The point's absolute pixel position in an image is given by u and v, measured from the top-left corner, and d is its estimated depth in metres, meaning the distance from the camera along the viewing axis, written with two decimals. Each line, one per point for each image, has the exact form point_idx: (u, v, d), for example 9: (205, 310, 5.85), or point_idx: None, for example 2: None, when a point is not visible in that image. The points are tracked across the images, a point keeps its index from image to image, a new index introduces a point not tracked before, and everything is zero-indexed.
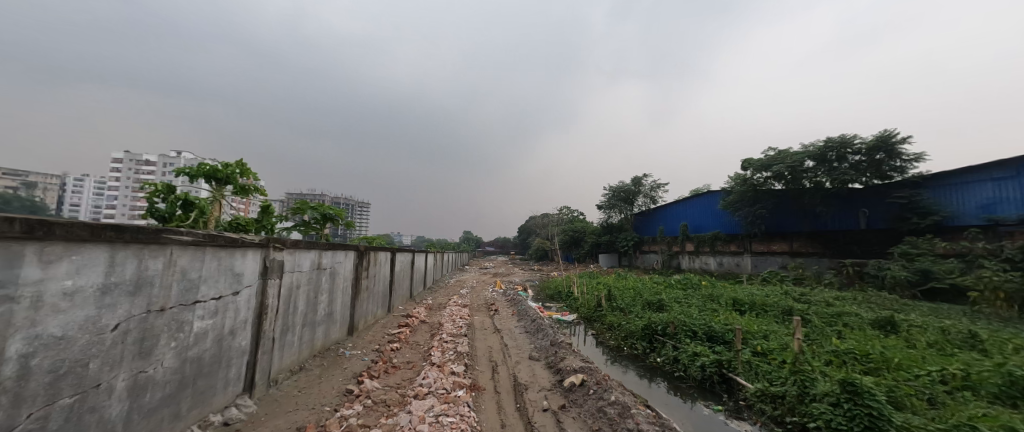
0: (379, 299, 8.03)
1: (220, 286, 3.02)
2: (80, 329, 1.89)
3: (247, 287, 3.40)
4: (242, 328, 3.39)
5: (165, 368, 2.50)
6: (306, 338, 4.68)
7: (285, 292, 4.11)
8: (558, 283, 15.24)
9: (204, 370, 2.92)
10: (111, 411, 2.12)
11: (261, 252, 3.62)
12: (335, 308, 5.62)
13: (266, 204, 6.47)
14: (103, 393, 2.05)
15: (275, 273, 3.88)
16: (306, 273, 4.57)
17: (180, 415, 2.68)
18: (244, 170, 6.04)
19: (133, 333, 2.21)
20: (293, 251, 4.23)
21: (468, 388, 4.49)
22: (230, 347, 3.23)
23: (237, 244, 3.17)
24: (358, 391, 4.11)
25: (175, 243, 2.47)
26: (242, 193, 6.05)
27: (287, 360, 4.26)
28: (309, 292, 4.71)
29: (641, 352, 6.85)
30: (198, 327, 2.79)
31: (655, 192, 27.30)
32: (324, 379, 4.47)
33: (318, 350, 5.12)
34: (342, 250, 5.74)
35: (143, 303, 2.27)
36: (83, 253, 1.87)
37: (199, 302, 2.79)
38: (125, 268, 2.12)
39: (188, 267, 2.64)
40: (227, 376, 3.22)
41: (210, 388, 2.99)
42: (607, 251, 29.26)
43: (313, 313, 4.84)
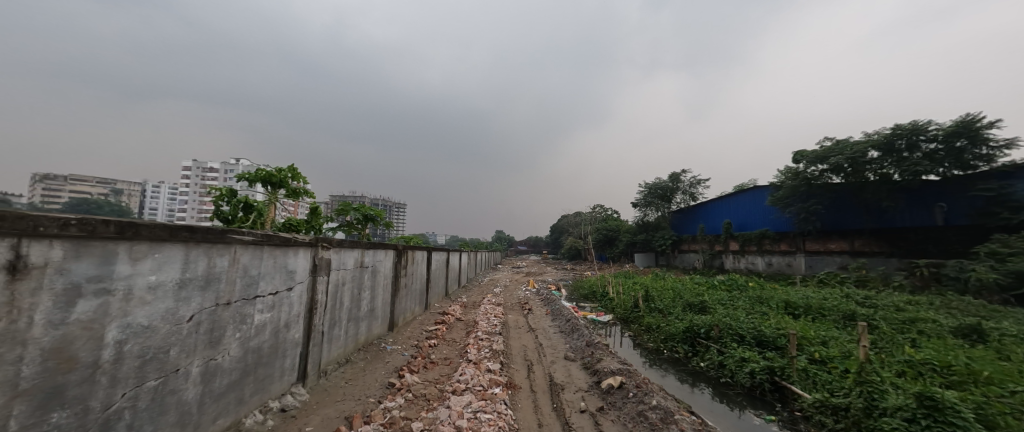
0: (417, 296, 8.32)
1: (276, 282, 3.25)
2: (161, 320, 2.10)
3: (299, 283, 3.64)
4: (296, 321, 3.64)
5: (230, 357, 2.73)
6: (351, 332, 4.94)
7: (332, 289, 4.35)
8: (592, 283, 14.98)
9: (264, 360, 3.16)
10: (187, 394, 2.35)
11: (311, 251, 3.86)
12: (377, 304, 5.89)
13: (314, 205, 6.90)
14: (181, 378, 2.28)
15: (324, 270, 4.12)
16: (350, 271, 4.82)
17: (243, 400, 2.93)
18: (295, 174, 6.47)
19: (203, 324, 2.44)
20: (339, 250, 4.47)
21: (504, 386, 4.52)
22: (285, 339, 3.47)
23: (290, 243, 3.40)
24: (400, 385, 4.27)
25: (238, 242, 2.70)
26: (294, 196, 6.49)
27: (335, 353, 4.51)
28: (353, 289, 4.96)
29: (683, 355, 6.56)
30: (258, 319, 3.04)
31: (695, 188, 26.04)
32: (368, 371, 4.70)
33: (362, 344, 5.39)
34: (383, 250, 6.00)
35: (212, 297, 2.50)
36: (164, 251, 2.08)
37: (258, 297, 3.02)
38: (196, 265, 2.33)
39: (249, 264, 2.87)
40: (283, 365, 3.47)
41: (269, 377, 3.24)
42: (644, 250, 28.35)
43: (357, 308, 5.10)
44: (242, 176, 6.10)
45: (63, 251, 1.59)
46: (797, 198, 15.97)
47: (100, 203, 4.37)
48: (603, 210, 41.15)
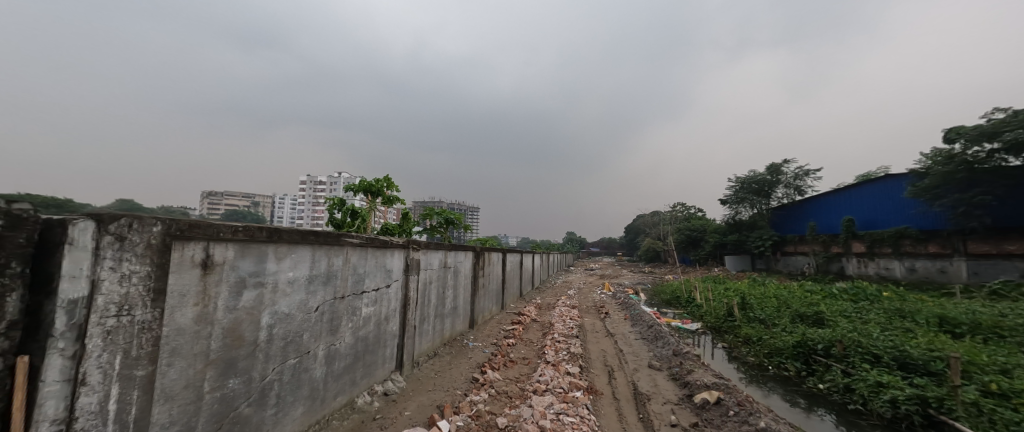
0: (494, 297, 8.64)
1: (378, 279, 3.67)
2: (296, 309, 2.52)
3: (395, 281, 4.05)
4: (394, 315, 4.06)
5: (345, 344, 3.16)
6: (438, 328, 5.33)
7: (421, 287, 4.74)
8: (675, 287, 13.88)
9: (370, 348, 3.59)
10: (316, 372, 2.78)
11: (403, 252, 4.26)
12: (459, 302, 6.27)
13: (405, 211, 7.61)
14: (311, 358, 2.71)
15: (414, 270, 4.53)
16: (436, 270, 5.22)
17: (355, 382, 3.36)
18: (389, 184, 7.19)
19: (325, 315, 2.85)
20: (426, 251, 4.87)
21: (585, 390, 4.45)
22: (386, 331, 3.90)
23: (387, 245, 3.80)
24: (483, 380, 4.48)
25: (349, 245, 3.12)
26: (388, 203, 7.20)
27: (425, 346, 4.91)
28: (438, 288, 5.34)
29: (794, 374, 5.69)
30: (365, 312, 3.46)
31: (802, 181, 22.53)
32: (453, 365, 5.01)
33: (447, 339, 5.77)
34: (463, 251, 6.36)
35: (331, 291, 2.92)
36: (297, 252, 2.51)
37: (365, 292, 3.44)
38: (319, 264, 2.75)
39: (357, 263, 3.29)
40: (384, 354, 3.89)
41: (374, 363, 3.67)
42: (736, 252, 25.39)
43: (442, 306, 5.48)
44: (349, 187, 6.98)
45: (235, 251, 2.00)
46: (952, 187, 12.73)
47: (246, 214, 5.40)
48: (687, 208, 37.86)
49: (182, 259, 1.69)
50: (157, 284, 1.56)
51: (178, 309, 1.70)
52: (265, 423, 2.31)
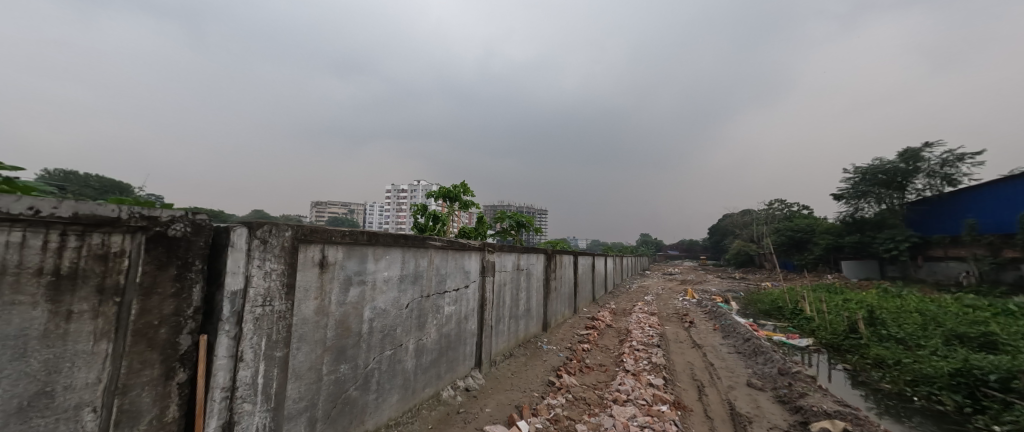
0: (567, 300, 8.51)
1: (458, 280, 3.88)
2: (391, 305, 2.79)
3: (473, 282, 4.24)
4: (472, 315, 4.24)
5: (431, 339, 3.39)
6: (512, 329, 5.43)
7: (496, 288, 4.89)
8: (776, 296, 12.17)
9: (452, 344, 3.80)
10: (407, 363, 3.03)
11: (480, 255, 4.43)
12: (532, 304, 6.31)
13: (479, 215, 7.91)
14: (403, 351, 2.96)
15: (490, 271, 4.68)
16: (509, 272, 5.33)
17: (440, 376, 3.58)
18: (465, 189, 7.54)
19: (414, 311, 3.10)
20: (500, 254, 5.00)
21: (671, 405, 4.14)
22: (465, 329, 4.09)
23: (465, 247, 3.99)
24: (559, 384, 4.44)
25: (432, 247, 3.35)
26: (464, 208, 7.53)
27: (501, 346, 5.03)
28: (512, 290, 5.45)
29: (953, 409, 4.56)
30: (447, 310, 3.68)
31: (952, 168, 18.21)
32: (528, 367, 5.06)
33: (522, 340, 5.84)
34: (534, 253, 6.39)
35: (419, 290, 3.17)
36: (391, 253, 2.77)
37: (447, 292, 3.67)
38: (408, 265, 3.01)
39: (440, 265, 3.51)
40: (465, 351, 4.09)
41: (455, 360, 3.87)
42: (856, 257, 21.41)
43: (516, 307, 5.57)
44: (430, 193, 7.48)
45: (343, 253, 2.28)
46: None
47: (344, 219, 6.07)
48: (786, 206, 33.12)
49: (305, 259, 1.99)
50: (288, 281, 1.85)
51: (303, 302, 2.00)
52: (368, 407, 2.59)
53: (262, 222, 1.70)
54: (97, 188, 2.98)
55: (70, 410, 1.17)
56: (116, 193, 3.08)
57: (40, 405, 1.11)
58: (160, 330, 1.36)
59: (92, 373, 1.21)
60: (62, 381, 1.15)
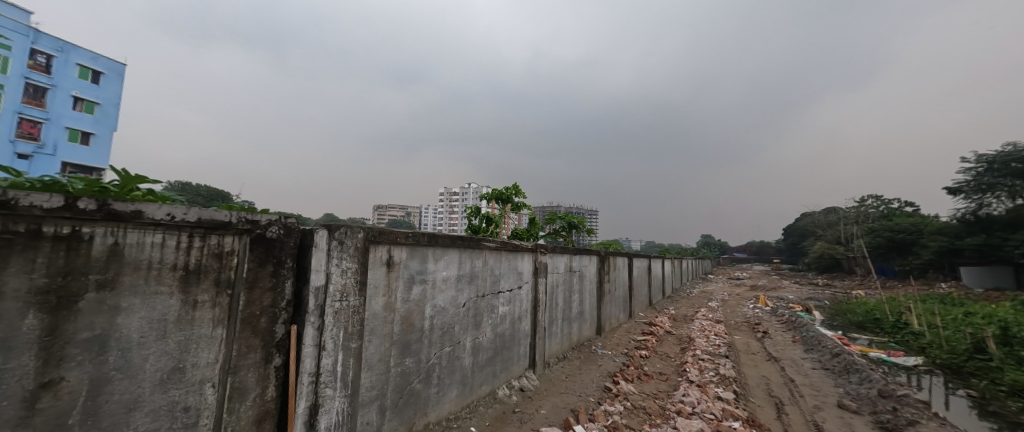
0: (621, 303, 8.21)
1: (511, 280, 3.92)
2: (449, 304, 2.90)
3: (526, 283, 4.26)
4: (525, 315, 4.27)
5: (487, 338, 3.47)
6: (565, 332, 5.36)
7: (549, 290, 4.87)
8: (872, 306, 10.62)
9: (506, 344, 3.85)
10: (465, 360, 3.13)
11: (532, 256, 4.44)
12: (585, 307, 6.19)
13: (531, 216, 7.96)
14: (460, 348, 3.06)
15: (542, 273, 4.66)
16: (562, 274, 5.28)
17: (495, 375, 3.65)
18: (517, 190, 7.62)
19: (470, 310, 3.20)
20: (552, 255, 4.97)
21: (744, 421, 3.81)
22: (519, 330, 4.12)
23: (518, 248, 4.03)
24: (616, 391, 4.29)
25: (486, 248, 3.42)
26: (516, 209, 7.64)
27: (554, 348, 5.00)
28: (565, 292, 5.39)
29: None
30: (502, 310, 3.74)
31: None
32: (583, 371, 4.96)
33: (575, 343, 5.75)
34: (587, 255, 6.26)
35: (474, 290, 3.26)
36: (449, 254, 2.88)
37: (501, 292, 3.73)
38: (464, 265, 3.11)
39: (494, 265, 3.59)
40: (519, 352, 4.12)
41: (510, 360, 3.92)
42: (980, 263, 18.03)
43: (569, 309, 5.50)
44: (483, 196, 7.67)
45: (407, 253, 2.43)
46: None
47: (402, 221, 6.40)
48: (883, 203, 28.90)
49: (375, 258, 2.15)
50: (361, 278, 2.01)
51: (373, 298, 2.16)
52: (430, 400, 2.71)
53: (338, 225, 1.86)
54: (204, 197, 3.48)
55: (196, 384, 1.38)
56: (217, 200, 3.56)
57: (175, 379, 1.32)
58: (261, 319, 1.56)
59: (211, 354, 1.42)
60: (190, 359, 1.36)
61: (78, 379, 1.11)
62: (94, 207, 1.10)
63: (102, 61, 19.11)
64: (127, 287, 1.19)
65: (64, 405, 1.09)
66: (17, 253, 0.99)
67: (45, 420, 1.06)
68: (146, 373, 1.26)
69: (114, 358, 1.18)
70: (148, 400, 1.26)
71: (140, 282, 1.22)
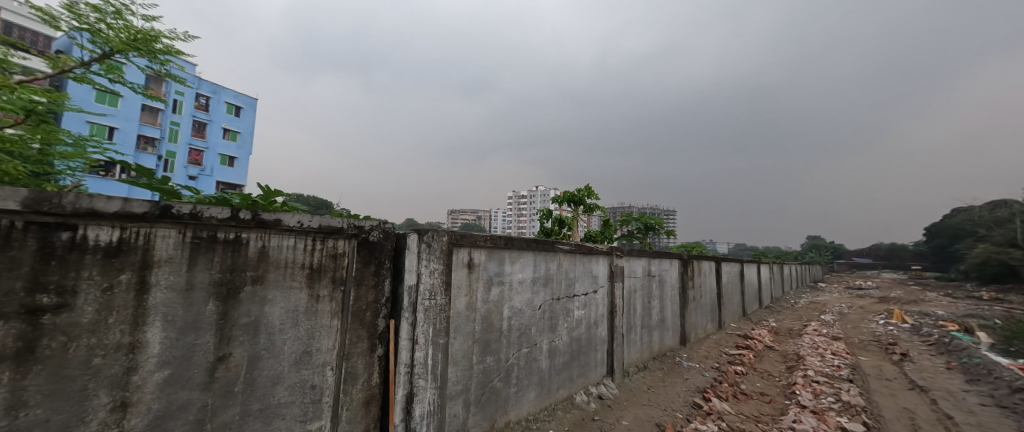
0: (709, 312, 7.48)
1: (586, 284, 3.83)
2: (526, 306, 2.95)
3: (601, 287, 4.13)
4: (602, 321, 4.14)
5: (563, 341, 3.44)
6: (646, 340, 5.06)
7: (626, 295, 4.64)
8: None
9: (583, 349, 3.77)
10: (542, 363, 3.14)
11: (608, 259, 4.29)
12: (667, 314, 5.77)
13: (605, 218, 7.63)
14: (537, 351, 3.08)
15: (619, 277, 4.47)
16: (640, 279, 5.00)
17: (573, 379, 3.60)
18: (589, 192, 7.40)
19: (546, 313, 3.21)
20: (629, 258, 4.74)
21: None
22: (596, 335, 4.00)
23: (593, 251, 3.92)
24: (708, 408, 3.92)
25: (561, 250, 3.41)
26: (589, 211, 7.37)
27: (634, 357, 4.76)
28: (644, 298, 5.10)
29: None
30: (577, 314, 3.68)
31: None
32: (668, 383, 4.62)
33: (657, 353, 5.39)
34: (668, 258, 5.84)
35: (550, 292, 3.27)
36: (524, 256, 2.93)
37: (576, 296, 3.67)
38: (540, 268, 3.13)
39: (569, 268, 3.55)
40: (596, 358, 4.00)
41: (587, 365, 3.84)
42: None
43: (649, 316, 5.19)
44: (554, 198, 7.59)
45: (485, 255, 2.53)
46: None
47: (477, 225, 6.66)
48: None
49: (458, 260, 2.29)
50: (446, 278, 2.15)
51: (457, 297, 2.29)
52: (510, 398, 2.79)
53: (427, 229, 2.02)
54: None
55: (320, 366, 1.61)
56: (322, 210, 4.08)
57: (306, 360, 1.56)
58: (367, 313, 1.77)
59: (331, 341, 1.64)
60: (315, 345, 1.59)
61: (241, 355, 1.38)
62: (249, 217, 1.35)
63: (242, 97, 23.37)
64: (271, 282, 1.44)
65: (232, 375, 1.35)
66: (202, 253, 1.27)
67: (221, 386, 1.33)
68: (286, 353, 1.51)
69: (264, 340, 1.44)
70: (287, 376, 1.51)
71: (280, 278, 1.47)
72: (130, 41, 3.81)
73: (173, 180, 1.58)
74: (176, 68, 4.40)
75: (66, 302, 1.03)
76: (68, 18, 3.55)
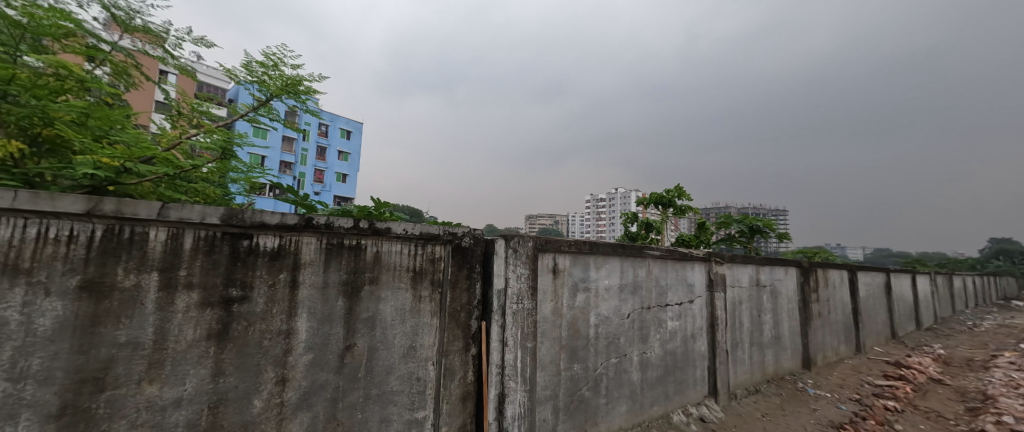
0: (841, 331, 6.25)
1: (680, 294, 3.53)
2: (613, 314, 2.83)
3: (699, 297, 3.76)
4: (701, 334, 3.76)
5: (656, 354, 3.22)
6: (756, 359, 4.45)
7: (730, 307, 4.15)
8: None
9: (679, 364, 3.47)
10: (634, 376, 2.98)
11: (705, 266, 3.90)
12: (783, 331, 4.99)
13: (701, 220, 6.82)
14: (627, 362, 2.93)
15: (720, 286, 4.02)
16: (746, 289, 4.43)
17: (669, 397, 3.34)
18: (680, 193, 6.84)
19: (636, 322, 3.05)
20: (731, 265, 4.24)
21: None
22: (694, 350, 3.65)
23: (687, 257, 3.61)
24: None
25: (650, 256, 3.21)
26: (681, 213, 6.71)
27: (742, 378, 4.22)
28: (752, 311, 4.49)
29: None
30: (671, 325, 3.41)
31: None
32: (788, 412, 3.99)
33: (772, 375, 4.70)
34: (781, 266, 5.07)
35: (639, 301, 3.10)
36: (610, 262, 2.83)
37: (669, 305, 3.41)
38: (627, 274, 2.99)
39: (660, 275, 3.32)
40: (695, 375, 3.65)
41: (685, 383, 3.52)
42: None
43: (759, 332, 4.55)
44: (640, 201, 7.17)
45: (570, 260, 2.51)
46: None
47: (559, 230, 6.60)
48: None
49: (543, 265, 2.32)
50: (532, 283, 2.19)
51: (543, 302, 2.31)
52: (600, 410, 2.69)
53: (513, 234, 2.09)
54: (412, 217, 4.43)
55: (423, 360, 1.77)
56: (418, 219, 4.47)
57: (412, 354, 1.73)
58: (462, 314, 1.90)
59: (432, 338, 1.80)
60: (419, 341, 1.75)
61: (363, 346, 1.59)
62: (366, 226, 1.56)
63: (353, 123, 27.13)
64: (384, 282, 1.64)
65: (357, 363, 1.57)
66: (333, 257, 1.50)
67: (349, 370, 1.55)
68: (396, 346, 1.69)
69: (379, 334, 1.64)
70: (397, 367, 1.69)
71: (391, 280, 1.66)
72: (283, 86, 4.64)
73: (311, 196, 1.93)
74: (314, 104, 5.29)
75: (246, 295, 1.31)
76: (245, 75, 4.52)
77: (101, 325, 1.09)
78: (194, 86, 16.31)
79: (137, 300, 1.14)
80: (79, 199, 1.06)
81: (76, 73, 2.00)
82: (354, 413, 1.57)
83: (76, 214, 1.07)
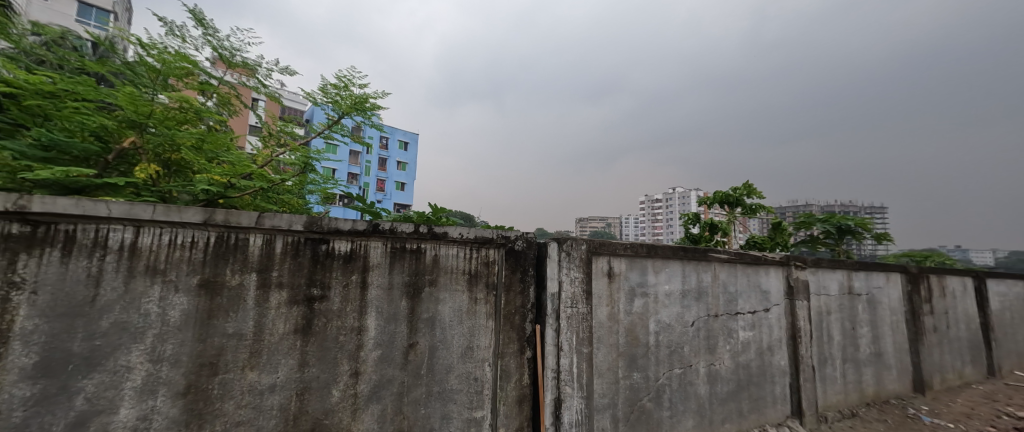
0: (964, 350, 5.26)
1: (752, 302, 3.23)
2: (675, 321, 2.67)
3: (775, 305, 3.41)
4: (779, 347, 3.40)
5: (727, 367, 2.97)
6: (851, 379, 3.91)
7: (815, 318, 3.70)
8: None
9: (755, 379, 3.17)
10: (701, 389, 2.78)
11: (782, 271, 3.53)
12: (884, 347, 4.33)
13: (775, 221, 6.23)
14: (692, 374, 2.74)
15: (802, 294, 3.60)
16: (835, 298, 3.92)
17: (743, 414, 3.06)
18: (749, 191, 6.29)
19: (702, 331, 2.84)
20: (815, 271, 3.78)
21: None
22: (772, 364, 3.32)
23: (761, 261, 3.29)
24: None
25: (716, 260, 2.98)
26: (751, 213, 6.20)
27: (833, 398, 3.73)
28: (842, 322, 3.96)
29: None
30: (743, 336, 3.13)
31: None
32: None
33: (872, 398, 4.09)
34: (880, 272, 4.42)
35: (705, 308, 2.89)
36: (670, 266, 2.68)
37: (740, 314, 3.14)
38: (690, 279, 2.81)
39: (727, 280, 3.07)
40: (774, 392, 3.31)
41: (762, 400, 3.20)
42: None
43: (853, 347, 4.00)
44: (704, 200, 6.72)
45: (626, 264, 2.42)
46: None
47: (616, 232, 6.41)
48: None
49: (597, 269, 2.27)
50: (587, 287, 2.14)
51: (598, 307, 2.26)
52: (664, 423, 2.55)
53: (565, 237, 2.06)
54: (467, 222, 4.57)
55: (480, 361, 1.81)
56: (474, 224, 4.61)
57: (470, 354, 1.79)
58: (517, 317, 1.92)
59: (487, 339, 1.84)
60: (476, 341, 1.80)
61: (424, 344, 1.67)
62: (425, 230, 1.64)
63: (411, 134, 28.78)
64: (442, 284, 1.72)
65: (419, 360, 1.65)
66: (396, 260, 1.60)
67: (413, 367, 1.64)
68: (454, 345, 1.75)
69: (439, 333, 1.71)
70: (457, 366, 1.75)
71: (448, 282, 1.73)
72: (352, 105, 5.07)
73: (376, 203, 2.09)
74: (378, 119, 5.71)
75: (324, 294, 1.45)
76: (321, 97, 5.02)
77: (215, 318, 1.27)
78: (279, 108, 18.47)
79: (241, 297, 1.31)
80: (198, 211, 1.23)
81: (194, 105, 2.37)
82: (418, 408, 1.65)
83: (195, 224, 1.25)
